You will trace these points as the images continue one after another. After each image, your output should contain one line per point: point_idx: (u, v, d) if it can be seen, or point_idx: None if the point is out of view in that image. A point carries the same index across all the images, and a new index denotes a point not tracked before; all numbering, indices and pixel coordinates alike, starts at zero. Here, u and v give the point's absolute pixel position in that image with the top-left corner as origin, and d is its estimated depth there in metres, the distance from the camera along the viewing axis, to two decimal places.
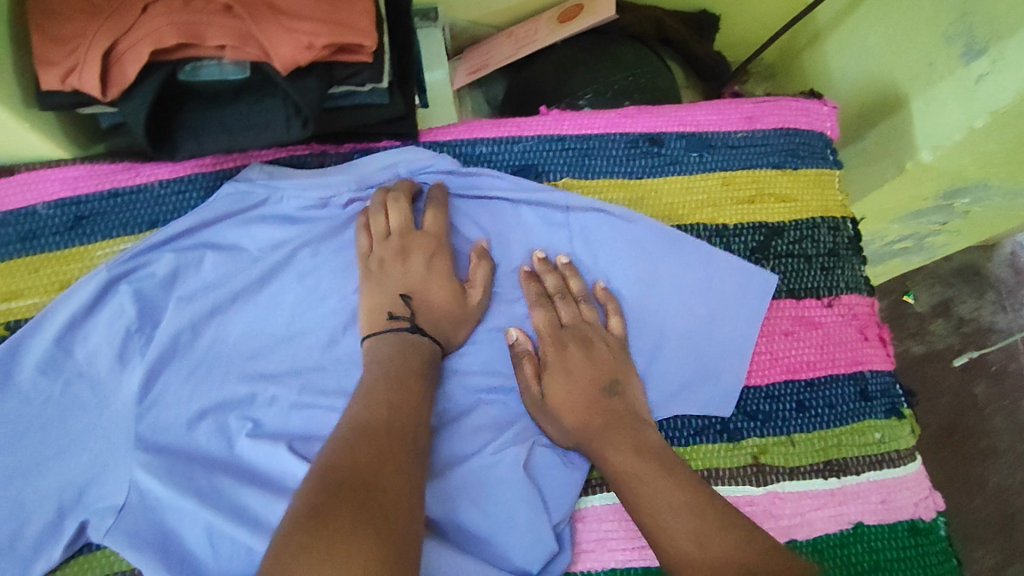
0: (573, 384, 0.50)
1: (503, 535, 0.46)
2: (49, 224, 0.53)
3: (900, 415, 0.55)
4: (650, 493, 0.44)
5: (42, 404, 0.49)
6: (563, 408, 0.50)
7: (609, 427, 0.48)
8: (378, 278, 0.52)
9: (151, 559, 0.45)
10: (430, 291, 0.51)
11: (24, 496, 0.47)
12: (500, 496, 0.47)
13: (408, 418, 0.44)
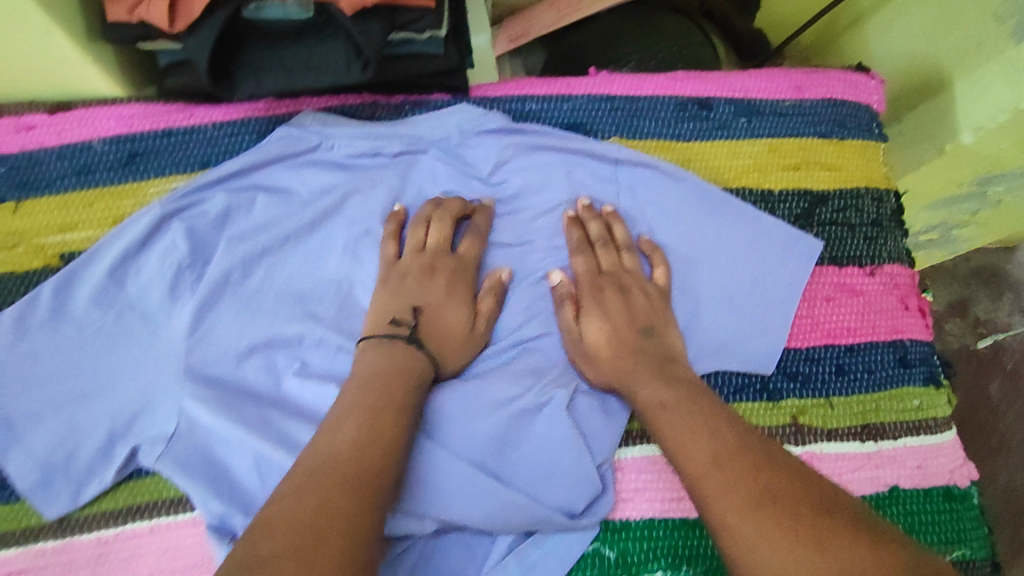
0: (610, 325, 0.50)
1: (548, 472, 0.47)
2: (103, 160, 0.53)
3: (937, 384, 0.56)
4: (677, 422, 0.43)
5: (94, 333, 0.49)
6: (600, 347, 0.49)
7: (642, 365, 0.47)
8: (393, 286, 0.50)
9: (201, 485, 0.46)
10: (444, 311, 0.49)
11: (78, 421, 0.48)
12: (545, 436, 0.48)
13: (375, 452, 0.39)
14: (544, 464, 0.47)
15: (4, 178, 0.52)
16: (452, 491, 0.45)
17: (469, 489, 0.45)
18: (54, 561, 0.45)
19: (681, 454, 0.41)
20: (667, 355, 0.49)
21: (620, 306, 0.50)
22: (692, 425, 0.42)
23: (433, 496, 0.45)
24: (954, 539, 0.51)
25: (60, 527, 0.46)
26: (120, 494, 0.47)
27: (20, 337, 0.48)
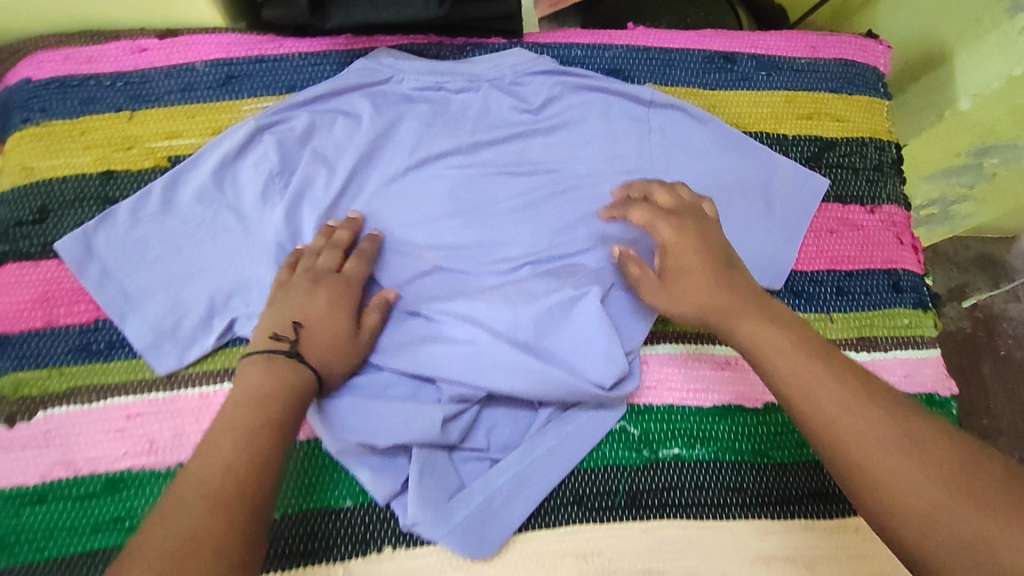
0: (695, 265, 0.53)
1: (585, 355, 0.54)
2: (203, 79, 0.60)
3: (926, 308, 0.63)
4: (759, 332, 0.49)
5: (196, 226, 0.56)
6: (692, 287, 0.52)
7: (733, 297, 0.51)
8: (279, 302, 0.52)
9: None
10: (322, 325, 0.51)
11: (182, 297, 0.55)
12: (582, 326, 0.55)
13: (252, 471, 0.43)
14: (581, 347, 0.55)
15: (118, 90, 0.59)
16: (506, 366, 0.52)
17: (519, 365, 0.53)
18: (164, 407, 0.53)
19: (759, 350, 0.49)
20: (742, 278, 0.53)
21: (696, 258, 0.53)
22: (809, 363, 0.47)
23: (489, 371, 0.52)
24: None
25: (172, 381, 0.53)
26: (220, 358, 0.54)
27: (134, 225, 0.56)
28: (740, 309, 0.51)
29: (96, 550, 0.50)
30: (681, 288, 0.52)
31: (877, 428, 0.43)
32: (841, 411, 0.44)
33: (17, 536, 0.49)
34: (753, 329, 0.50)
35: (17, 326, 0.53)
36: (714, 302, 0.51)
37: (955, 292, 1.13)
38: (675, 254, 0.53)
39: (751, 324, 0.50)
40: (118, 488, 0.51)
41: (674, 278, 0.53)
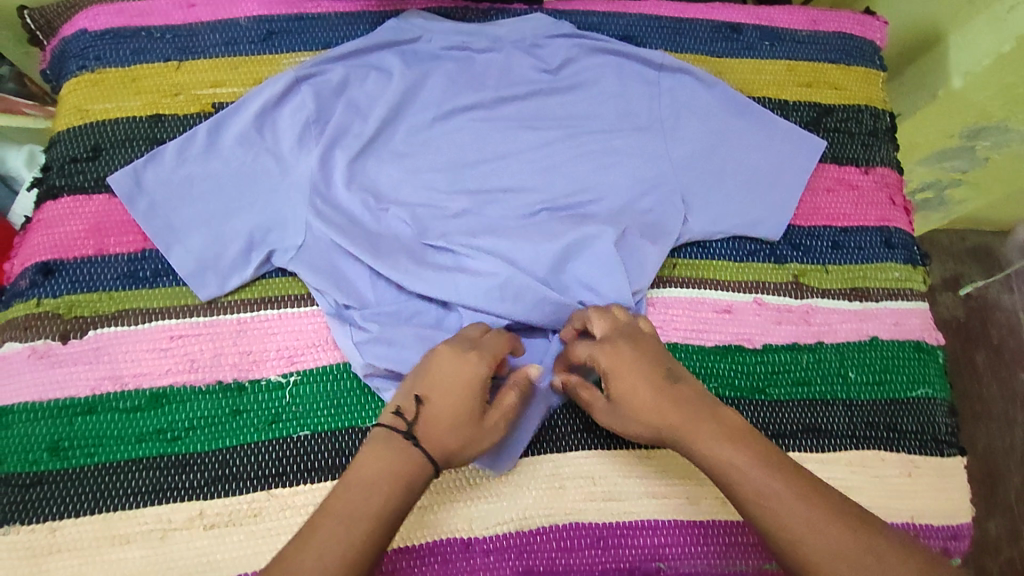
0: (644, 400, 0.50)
1: (596, 290, 0.59)
2: (247, 34, 0.64)
3: (916, 264, 0.67)
4: (699, 430, 0.48)
5: (237, 167, 0.60)
6: (636, 405, 0.50)
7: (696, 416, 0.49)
8: (415, 373, 0.52)
9: (326, 280, 0.57)
10: (441, 402, 0.49)
11: (224, 231, 0.59)
12: (594, 263, 0.60)
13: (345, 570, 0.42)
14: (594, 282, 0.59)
15: (167, 42, 0.63)
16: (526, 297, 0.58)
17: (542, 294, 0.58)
18: (204, 331, 0.57)
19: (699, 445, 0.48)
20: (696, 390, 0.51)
21: (639, 377, 0.51)
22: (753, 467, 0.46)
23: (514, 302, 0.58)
24: (921, 380, 0.63)
25: (211, 307, 0.57)
26: (257, 287, 0.59)
27: (181, 164, 0.60)
28: (696, 424, 0.48)
29: (140, 458, 0.53)
30: (632, 408, 0.51)
31: (835, 534, 0.42)
32: (805, 530, 0.43)
33: (68, 442, 0.53)
34: (715, 447, 0.47)
35: (72, 253, 0.57)
36: (668, 419, 0.49)
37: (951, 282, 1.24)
38: (621, 376, 0.51)
39: (711, 444, 0.47)
40: (161, 403, 0.55)
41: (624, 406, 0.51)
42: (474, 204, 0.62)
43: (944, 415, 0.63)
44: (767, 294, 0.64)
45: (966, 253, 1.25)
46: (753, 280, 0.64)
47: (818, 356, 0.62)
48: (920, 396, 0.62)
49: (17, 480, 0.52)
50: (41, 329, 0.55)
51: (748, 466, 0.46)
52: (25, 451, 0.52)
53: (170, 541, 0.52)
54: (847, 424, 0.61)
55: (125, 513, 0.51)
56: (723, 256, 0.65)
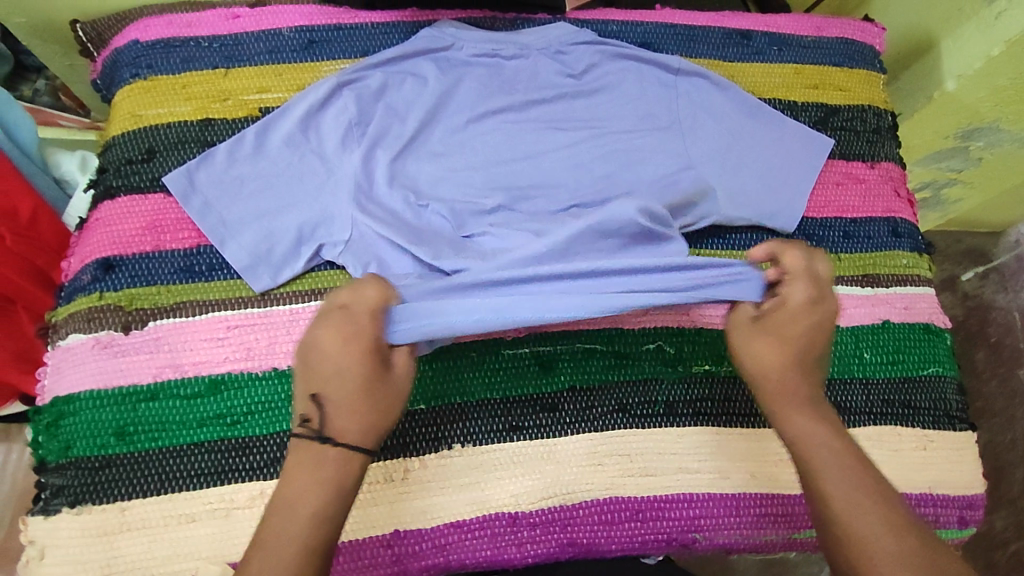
0: (784, 355, 0.53)
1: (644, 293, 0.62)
2: (289, 43, 0.68)
3: (921, 252, 0.72)
4: (799, 406, 0.52)
5: (284, 167, 0.64)
6: (777, 358, 0.53)
7: (802, 394, 0.52)
8: (307, 370, 0.50)
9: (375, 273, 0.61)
10: (340, 388, 0.48)
11: (274, 227, 0.62)
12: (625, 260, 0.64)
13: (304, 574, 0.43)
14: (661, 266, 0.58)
15: (214, 50, 0.67)
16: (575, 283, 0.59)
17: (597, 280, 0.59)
18: (259, 321, 0.59)
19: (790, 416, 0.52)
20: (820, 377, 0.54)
21: (807, 332, 0.54)
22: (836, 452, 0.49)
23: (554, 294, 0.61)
24: (931, 358, 0.67)
25: (265, 299, 0.60)
26: (308, 280, 0.62)
27: (231, 165, 0.63)
28: (798, 399, 0.52)
29: (202, 441, 0.55)
30: (763, 359, 0.53)
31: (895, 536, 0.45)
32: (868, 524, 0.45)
33: (133, 427, 0.55)
34: (809, 424, 0.51)
35: (130, 249, 0.60)
36: (784, 382, 0.53)
37: (948, 282, 1.35)
38: (788, 322, 0.54)
39: (800, 417, 0.51)
40: (220, 389, 0.57)
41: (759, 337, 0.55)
42: (510, 201, 0.66)
43: (955, 392, 0.66)
44: None
45: (960, 253, 1.35)
46: None
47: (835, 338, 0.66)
48: (931, 374, 0.66)
49: (86, 463, 0.54)
50: (105, 321, 0.58)
51: (832, 451, 0.49)
52: (93, 435, 0.55)
53: (233, 519, 0.54)
54: (865, 402, 0.64)
55: (190, 493, 0.54)
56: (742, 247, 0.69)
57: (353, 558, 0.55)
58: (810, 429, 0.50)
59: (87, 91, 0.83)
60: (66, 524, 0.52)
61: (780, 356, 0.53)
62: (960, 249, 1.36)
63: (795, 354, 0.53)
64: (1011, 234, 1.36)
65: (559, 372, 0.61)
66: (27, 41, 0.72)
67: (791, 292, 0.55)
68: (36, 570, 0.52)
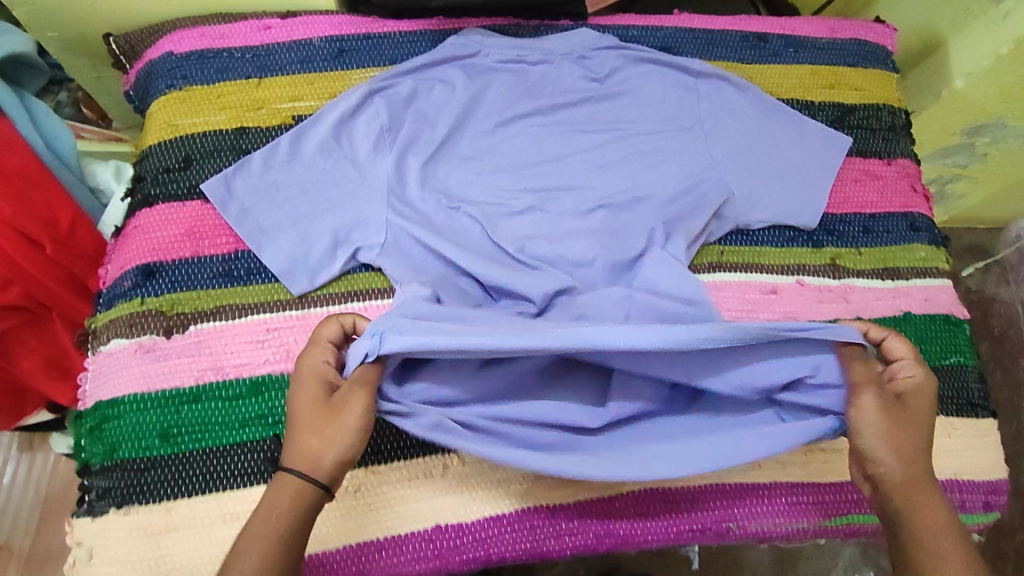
0: (907, 443, 0.51)
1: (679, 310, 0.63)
2: (320, 53, 0.70)
3: (939, 245, 0.73)
4: (918, 502, 0.49)
5: (320, 173, 0.65)
6: (907, 447, 0.51)
7: (920, 487, 0.50)
8: None
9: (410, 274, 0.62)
10: (292, 422, 0.48)
11: (310, 231, 0.63)
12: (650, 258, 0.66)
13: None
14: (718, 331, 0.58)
15: (248, 61, 0.68)
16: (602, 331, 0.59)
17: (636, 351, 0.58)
18: (298, 323, 0.60)
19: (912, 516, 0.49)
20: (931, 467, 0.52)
21: (921, 415, 0.52)
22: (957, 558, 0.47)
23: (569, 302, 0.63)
24: (952, 348, 0.68)
25: (302, 301, 0.61)
26: (344, 282, 0.63)
27: (267, 172, 0.64)
28: (919, 494, 0.50)
29: (244, 441, 0.56)
30: (894, 448, 0.50)
31: None
32: None
33: (177, 428, 0.56)
34: (931, 522, 0.49)
35: (169, 255, 0.61)
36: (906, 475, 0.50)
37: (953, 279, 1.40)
38: (912, 405, 0.52)
39: (920, 514, 0.49)
40: (261, 390, 0.58)
41: (896, 415, 0.51)
42: (536, 206, 0.67)
43: (976, 380, 0.68)
44: (807, 276, 0.69)
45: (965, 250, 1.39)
46: (794, 263, 0.70)
47: None
48: (953, 364, 0.68)
49: (132, 464, 0.55)
50: (146, 325, 0.59)
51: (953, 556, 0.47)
52: (138, 437, 0.56)
53: None
54: None
55: (234, 492, 0.55)
56: (766, 243, 0.70)
57: (395, 554, 0.55)
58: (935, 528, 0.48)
59: (114, 103, 0.84)
60: (113, 524, 0.53)
61: (908, 445, 0.51)
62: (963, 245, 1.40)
63: (919, 443, 0.51)
64: (1012, 229, 1.40)
65: None
66: (58, 55, 0.74)
67: (914, 375, 0.54)
68: (84, 570, 0.53)
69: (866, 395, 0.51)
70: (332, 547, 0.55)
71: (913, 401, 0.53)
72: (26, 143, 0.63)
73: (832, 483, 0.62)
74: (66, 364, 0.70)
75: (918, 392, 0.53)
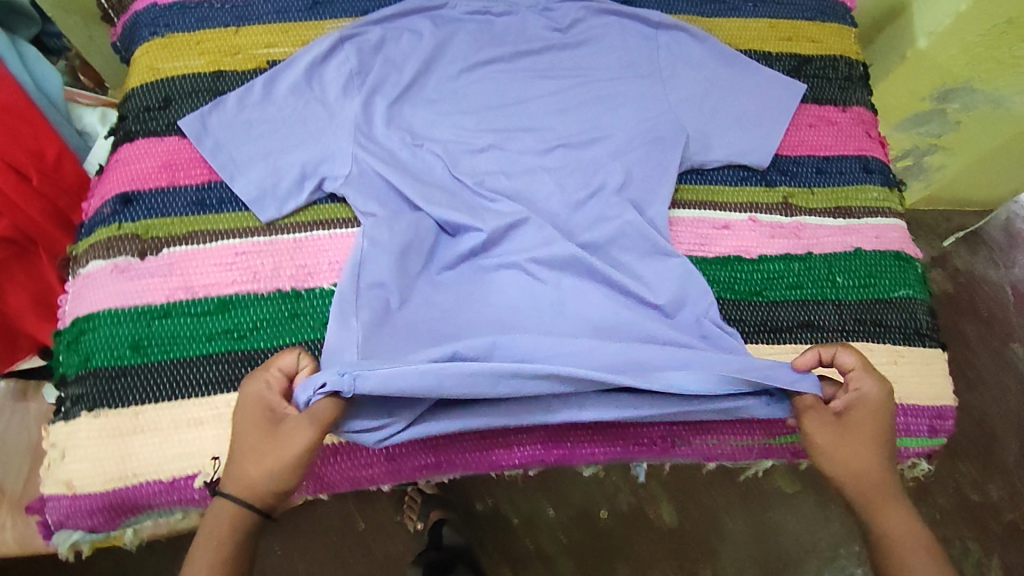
0: (863, 453, 0.56)
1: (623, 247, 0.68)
2: (294, 4, 0.74)
3: (893, 188, 0.75)
4: (880, 506, 0.55)
5: (290, 112, 0.68)
6: (862, 454, 0.55)
7: (881, 492, 0.55)
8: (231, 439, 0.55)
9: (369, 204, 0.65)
10: (238, 454, 0.52)
11: (279, 164, 0.66)
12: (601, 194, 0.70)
13: None
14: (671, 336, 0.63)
15: (225, 11, 0.72)
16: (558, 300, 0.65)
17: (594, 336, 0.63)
18: (266, 248, 0.64)
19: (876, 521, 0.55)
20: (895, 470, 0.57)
21: (874, 423, 0.57)
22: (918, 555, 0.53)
23: (525, 234, 0.67)
24: (902, 283, 0.70)
25: (270, 228, 0.65)
26: (310, 211, 0.66)
27: (241, 110, 0.68)
28: (881, 501, 0.55)
29: (211, 354, 0.59)
30: (852, 458, 0.55)
31: None
32: None
33: (147, 340, 0.59)
34: (895, 523, 0.54)
35: (146, 184, 0.65)
36: (865, 484, 0.55)
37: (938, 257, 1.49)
38: (863, 416, 0.57)
39: (884, 520, 0.54)
40: (228, 307, 0.61)
41: (850, 429, 0.56)
42: (494, 144, 0.71)
43: (924, 313, 0.70)
44: (760, 213, 0.72)
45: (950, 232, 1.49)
46: (747, 201, 0.72)
47: (808, 265, 0.70)
48: (902, 297, 0.70)
49: (104, 372, 0.58)
50: (123, 248, 0.62)
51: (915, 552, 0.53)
52: (111, 348, 0.59)
53: None
54: (838, 320, 0.68)
55: (200, 399, 0.58)
56: (719, 182, 0.73)
57: (347, 462, 0.59)
58: (898, 529, 0.54)
59: (106, 63, 0.89)
60: (84, 427, 0.57)
61: (865, 456, 0.55)
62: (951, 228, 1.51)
63: (876, 451, 0.56)
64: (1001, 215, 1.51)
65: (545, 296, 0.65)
66: (52, 12, 0.79)
67: (863, 385, 0.58)
68: (59, 468, 0.56)
69: (809, 416, 0.57)
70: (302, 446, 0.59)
71: (858, 412, 0.57)
72: (15, 81, 0.67)
73: None
74: (51, 297, 0.74)
75: (864, 405, 0.57)
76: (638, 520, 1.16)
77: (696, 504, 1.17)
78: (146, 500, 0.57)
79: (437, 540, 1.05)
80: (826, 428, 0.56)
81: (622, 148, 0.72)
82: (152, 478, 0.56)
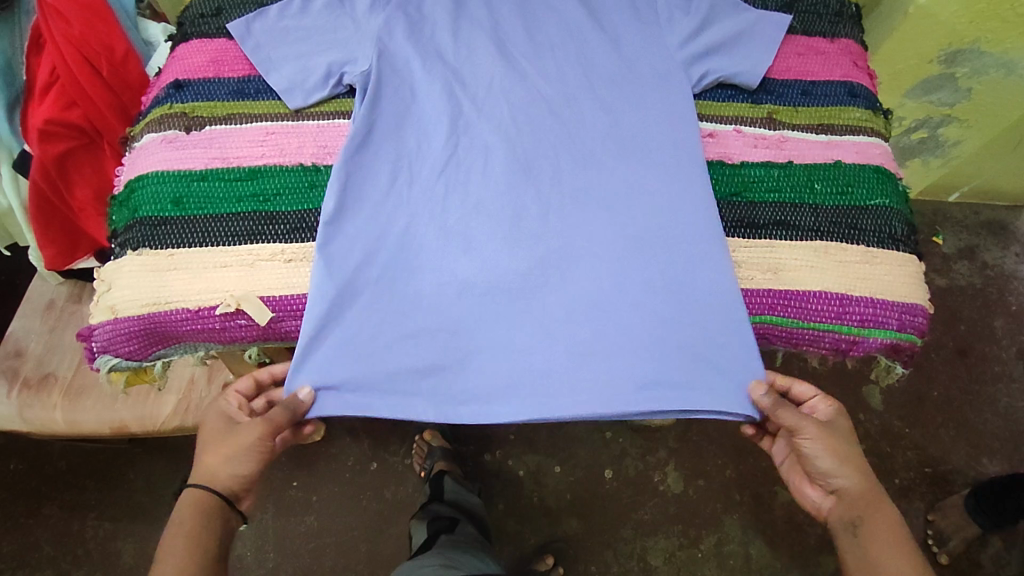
0: (844, 458, 0.64)
1: (603, 155, 0.74)
2: None
3: (877, 111, 0.79)
4: (861, 492, 0.63)
5: (323, 22, 0.76)
6: (843, 458, 0.64)
7: (863, 488, 0.63)
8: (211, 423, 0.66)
9: (364, 107, 0.72)
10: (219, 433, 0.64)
11: (308, 64, 0.74)
12: (593, 111, 0.76)
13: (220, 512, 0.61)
14: (659, 280, 0.69)
15: None
16: (511, 257, 0.69)
17: (543, 276, 0.69)
18: (292, 131, 0.73)
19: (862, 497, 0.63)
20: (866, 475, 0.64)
21: (845, 434, 0.65)
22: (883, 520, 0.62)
23: (504, 145, 0.74)
24: (879, 194, 0.74)
25: (297, 116, 0.74)
26: (332, 104, 0.75)
27: (281, 19, 0.77)
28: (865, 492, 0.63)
29: (239, 212, 0.69)
30: (842, 461, 0.63)
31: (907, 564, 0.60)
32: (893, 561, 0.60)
33: (186, 197, 0.69)
34: (875, 500, 0.63)
35: (196, 75, 0.75)
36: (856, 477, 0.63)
37: (964, 250, 1.49)
38: (834, 432, 0.65)
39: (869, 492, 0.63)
40: (256, 175, 0.70)
41: (831, 437, 0.64)
42: (455, 115, 0.74)
43: (901, 221, 0.73)
44: (743, 125, 0.77)
45: (978, 227, 1.51)
46: (733, 115, 0.78)
47: (787, 172, 0.75)
48: (878, 206, 0.73)
49: (148, 220, 0.68)
50: (172, 123, 0.72)
51: (882, 512, 0.62)
52: (155, 202, 0.69)
53: (258, 268, 0.67)
54: (813, 222, 0.72)
55: (228, 247, 0.67)
56: (708, 99, 0.79)
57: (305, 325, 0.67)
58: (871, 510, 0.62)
59: None
60: (127, 263, 0.67)
61: (849, 459, 0.64)
62: (979, 222, 1.53)
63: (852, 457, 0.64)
64: None
65: (516, 202, 0.71)
66: None
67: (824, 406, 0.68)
68: (106, 299, 0.66)
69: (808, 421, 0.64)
70: (300, 292, 0.67)
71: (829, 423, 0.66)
72: None
73: (740, 289, 0.70)
74: (108, 197, 0.84)
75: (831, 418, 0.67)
76: (643, 485, 1.27)
77: (703, 475, 1.27)
78: (172, 327, 0.66)
79: (438, 492, 1.13)
80: (818, 433, 0.64)
81: (616, 71, 0.77)
82: (180, 307, 0.66)
